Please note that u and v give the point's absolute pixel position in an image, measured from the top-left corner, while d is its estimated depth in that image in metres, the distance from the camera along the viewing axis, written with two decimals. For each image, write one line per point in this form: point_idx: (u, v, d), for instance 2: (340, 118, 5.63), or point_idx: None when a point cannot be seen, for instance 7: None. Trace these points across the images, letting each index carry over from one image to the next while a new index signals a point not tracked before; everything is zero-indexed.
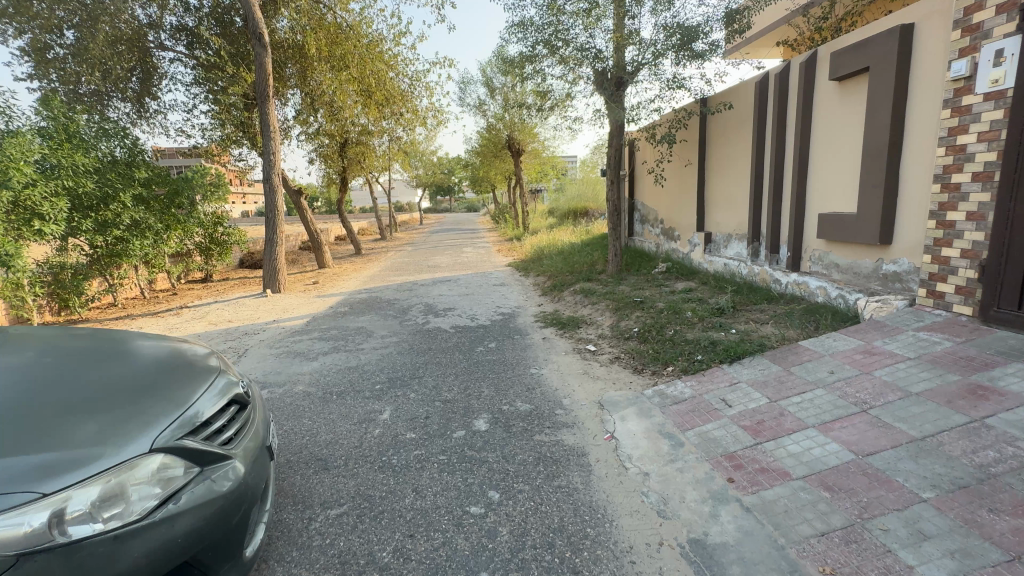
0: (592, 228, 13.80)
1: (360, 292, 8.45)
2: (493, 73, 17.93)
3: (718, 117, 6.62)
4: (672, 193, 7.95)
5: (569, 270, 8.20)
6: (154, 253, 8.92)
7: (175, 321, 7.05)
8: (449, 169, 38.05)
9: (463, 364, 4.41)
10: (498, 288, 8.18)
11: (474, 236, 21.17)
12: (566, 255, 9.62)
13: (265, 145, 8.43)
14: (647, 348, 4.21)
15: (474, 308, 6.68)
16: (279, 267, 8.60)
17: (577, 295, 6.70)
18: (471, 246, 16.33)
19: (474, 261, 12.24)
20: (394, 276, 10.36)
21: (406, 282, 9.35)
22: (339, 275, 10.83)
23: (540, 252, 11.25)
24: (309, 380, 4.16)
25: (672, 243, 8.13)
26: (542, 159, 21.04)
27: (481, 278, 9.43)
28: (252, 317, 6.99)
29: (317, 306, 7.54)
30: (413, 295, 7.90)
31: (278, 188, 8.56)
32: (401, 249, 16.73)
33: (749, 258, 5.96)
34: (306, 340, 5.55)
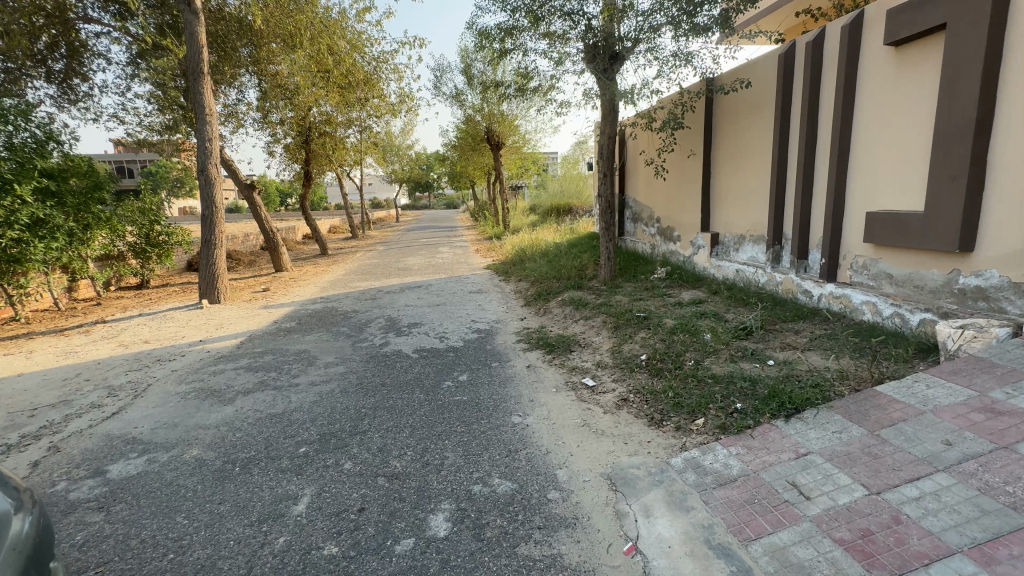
0: (578, 226, 12.85)
1: (315, 301, 7.32)
2: (471, 59, 16.78)
3: (728, 99, 5.71)
4: (672, 189, 7.03)
5: (556, 275, 7.21)
6: (68, 257, 7.60)
7: (78, 341, 5.78)
8: (427, 163, 36.66)
9: (422, 409, 3.36)
10: (474, 297, 7.13)
11: (452, 234, 20.06)
12: (552, 258, 8.62)
13: (199, 130, 7.18)
14: (663, 387, 3.24)
15: (445, 324, 5.62)
16: (219, 273, 7.37)
17: (567, 308, 5.70)
18: (448, 246, 15.22)
19: (451, 263, 11.17)
20: (359, 281, 9.23)
21: (371, 288, 8.23)
22: (296, 280, 9.62)
23: (521, 254, 10.23)
24: (211, 439, 3.05)
25: (671, 245, 7.22)
26: (524, 152, 20.02)
27: (455, 284, 8.35)
28: (177, 335, 5.80)
29: (259, 320, 6.36)
30: (376, 306, 6.80)
31: (217, 181, 7.32)
32: (371, 249, 15.52)
33: (769, 265, 5.07)
34: (233, 369, 4.42)
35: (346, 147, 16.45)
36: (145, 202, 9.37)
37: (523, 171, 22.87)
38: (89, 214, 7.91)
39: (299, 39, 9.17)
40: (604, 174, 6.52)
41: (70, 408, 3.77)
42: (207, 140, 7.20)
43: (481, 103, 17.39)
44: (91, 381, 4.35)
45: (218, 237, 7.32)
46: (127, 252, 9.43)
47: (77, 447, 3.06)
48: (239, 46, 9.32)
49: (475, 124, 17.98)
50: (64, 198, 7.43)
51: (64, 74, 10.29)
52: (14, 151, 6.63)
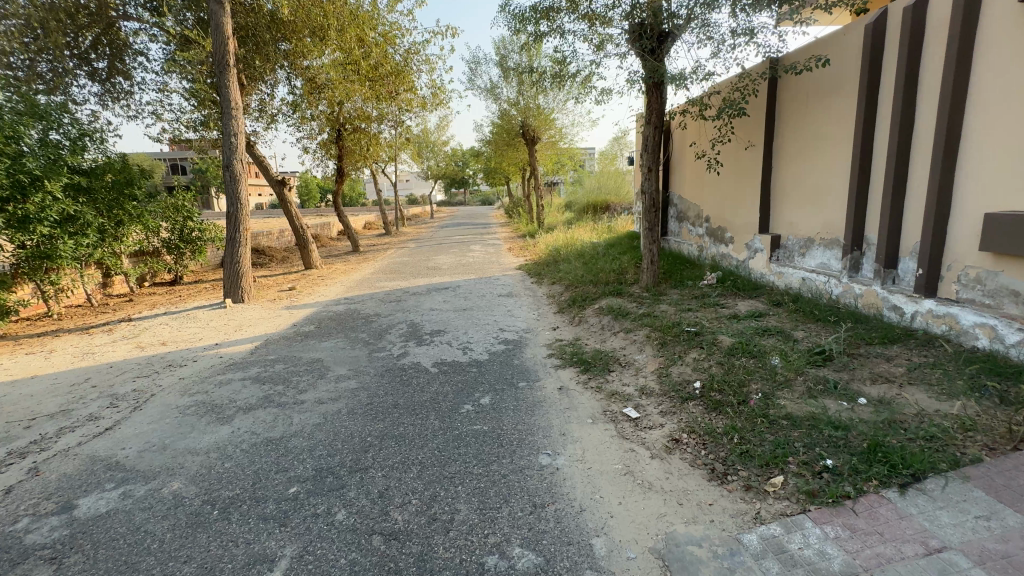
0: (615, 225, 12.18)
1: (337, 302, 7.03)
2: (507, 51, 16.31)
3: (795, 82, 4.98)
4: (724, 185, 6.32)
5: (591, 279, 6.62)
6: (100, 253, 7.62)
7: (99, 341, 5.67)
8: (461, 159, 36.50)
9: (435, 441, 2.90)
10: (503, 302, 6.63)
11: (485, 231, 19.70)
12: (588, 260, 8.03)
13: (225, 125, 7.01)
14: (724, 428, 2.65)
15: (469, 333, 5.15)
16: (243, 272, 7.19)
17: (604, 317, 5.13)
18: (480, 244, 14.82)
19: (481, 263, 10.72)
20: (385, 281, 8.92)
21: (396, 289, 7.88)
22: (324, 279, 9.43)
23: (555, 254, 9.68)
24: (197, 470, 2.69)
25: (722, 247, 6.51)
26: (559, 147, 19.41)
27: (484, 286, 7.90)
28: (194, 337, 5.59)
29: (279, 322, 6.10)
30: (399, 310, 6.41)
31: (242, 177, 7.14)
32: (402, 246, 15.30)
33: (844, 274, 4.35)
34: (239, 379, 4.10)
35: (379, 143, 16.30)
36: (178, 198, 9.38)
37: (558, 167, 22.23)
38: (121, 210, 7.92)
39: (329, 31, 8.96)
40: (648, 168, 5.86)
41: (67, 419, 3.52)
42: (234, 134, 7.04)
43: (516, 96, 16.90)
44: (97, 388, 4.12)
45: (243, 234, 7.17)
46: (161, 248, 9.49)
47: (57, 471, 2.76)
48: (272, 40, 9.20)
49: (509, 118, 17.50)
50: (94, 194, 7.44)
51: (107, 72, 10.43)
52: (47, 148, 6.67)
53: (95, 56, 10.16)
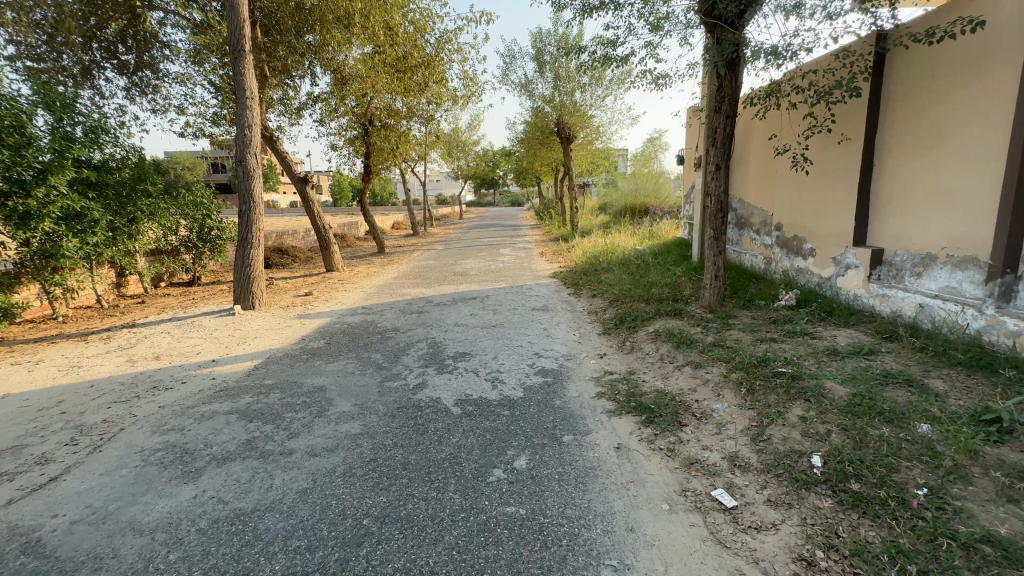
0: (657, 230, 11.19)
1: (354, 312, 6.36)
2: (544, 45, 15.54)
3: (916, 58, 3.98)
4: (803, 187, 5.34)
5: (641, 294, 5.72)
6: (111, 253, 7.21)
7: (91, 351, 5.13)
8: (492, 160, 35.84)
9: (453, 533, 2.10)
10: (538, 318, 5.80)
11: (515, 234, 18.93)
12: (634, 270, 7.12)
13: (238, 115, 6.45)
14: (885, 550, 1.77)
15: (499, 359, 4.35)
16: (254, 276, 6.60)
17: (664, 345, 4.24)
18: (511, 247, 14.04)
19: (512, 269, 9.93)
20: (409, 287, 8.23)
21: (419, 298, 7.17)
22: (344, 283, 8.82)
23: (593, 261, 8.79)
24: (131, 565, 1.97)
25: (800, 260, 5.52)
26: (596, 146, 18.47)
27: (516, 297, 7.09)
28: (192, 351, 4.98)
29: (287, 335, 5.46)
30: (421, 324, 5.67)
31: (256, 173, 6.56)
32: (429, 248, 14.68)
33: (987, 306, 3.38)
34: (226, 412, 3.42)
35: (409, 141, 15.76)
36: (197, 195, 8.96)
37: (594, 167, 21.25)
38: (133, 207, 7.50)
39: (356, 18, 8.36)
40: (717, 166, 4.88)
41: (14, 460, 2.90)
42: (250, 126, 6.48)
43: (552, 92, 16.09)
44: (65, 416, 3.51)
45: (256, 235, 6.60)
46: (179, 247, 9.10)
47: None
48: (300, 32, 8.76)
49: (544, 115, 16.70)
50: (105, 190, 7.01)
51: (134, 65, 10.14)
52: (56, 139, 6.24)
53: (123, 49, 9.88)
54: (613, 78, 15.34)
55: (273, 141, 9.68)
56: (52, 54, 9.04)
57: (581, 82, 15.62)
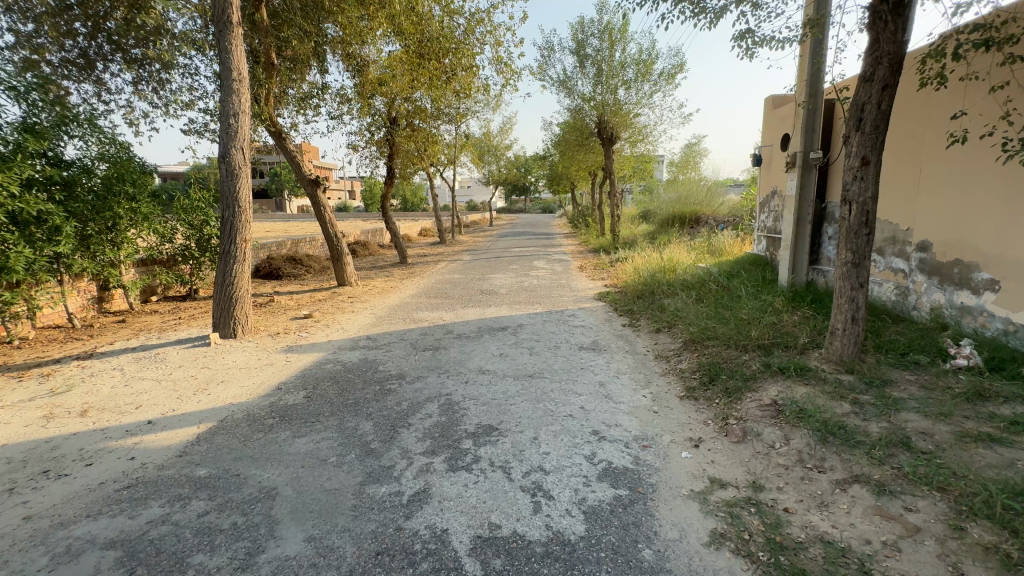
0: (717, 244, 9.55)
1: (353, 348, 5.07)
2: (586, 37, 14.19)
3: None
4: (978, 192, 3.77)
5: (733, 338, 4.19)
6: (84, 265, 6.18)
7: (13, 395, 3.97)
8: (525, 166, 34.60)
9: None
10: (589, 365, 4.34)
11: (548, 243, 17.57)
12: (709, 300, 5.56)
13: (223, 101, 5.31)
14: None
15: (540, 446, 2.91)
16: (238, 296, 5.41)
17: (798, 436, 2.73)
18: (545, 259, 12.63)
19: (548, 287, 8.52)
20: (426, 309, 6.93)
21: (436, 326, 5.83)
22: (352, 302, 7.61)
23: (648, 282, 7.27)
24: None
25: (967, 295, 3.89)
26: (639, 148, 16.88)
27: (555, 328, 5.67)
28: (132, 403, 3.77)
29: (261, 380, 4.22)
30: (435, 369, 4.31)
31: (242, 171, 5.40)
32: (455, 259, 13.43)
33: None
34: (108, 543, 2.13)
35: (437, 142, 14.63)
36: (195, 199, 7.97)
37: (634, 172, 19.64)
38: (112, 212, 6.47)
39: None
40: (863, 160, 3.35)
41: None
42: (238, 115, 5.33)
43: (593, 90, 14.66)
44: None
45: (241, 244, 5.41)
46: (174, 258, 8.10)
47: None
48: (318, 20, 7.88)
49: (583, 115, 15.31)
50: (75, 191, 6.01)
51: (143, 59, 9.30)
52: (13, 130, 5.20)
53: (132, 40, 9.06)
54: (662, 72, 13.82)
55: (282, 138, 8.59)
56: (52, 44, 8.21)
57: (626, 77, 14.19)
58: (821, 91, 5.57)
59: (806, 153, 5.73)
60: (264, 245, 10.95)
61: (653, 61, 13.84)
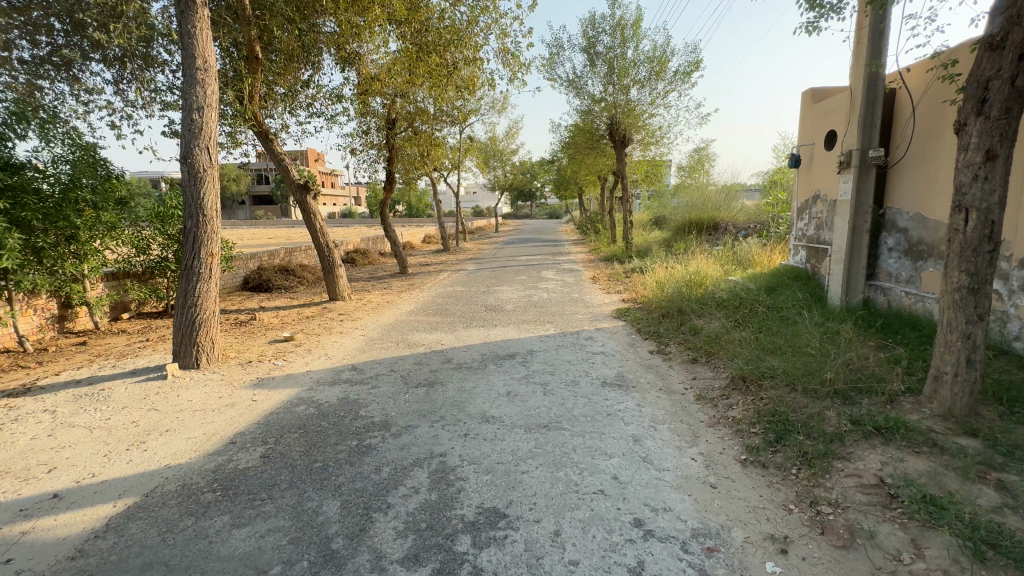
0: (744, 253, 8.70)
1: (334, 382, 4.30)
2: (597, 35, 13.49)
3: None
4: None
5: (797, 377, 3.37)
6: (34, 280, 5.45)
7: None
8: (531, 171, 33.90)
9: None
10: (616, 410, 3.52)
11: (555, 251, 16.79)
12: (752, 324, 4.73)
13: (185, 93, 4.57)
14: None
15: (564, 548, 2.09)
16: (202, 319, 4.65)
17: (936, 545, 1.92)
18: (554, 269, 11.85)
19: (559, 302, 7.73)
20: (422, 329, 6.16)
21: (434, 353, 5.05)
22: (342, 320, 6.85)
23: (672, 297, 6.46)
24: None
25: None
26: (651, 151, 16.11)
27: (571, 355, 4.88)
28: (46, 463, 3.00)
29: (215, 428, 3.44)
30: (428, 414, 3.53)
31: (208, 172, 4.65)
32: (457, 269, 12.66)
33: None
34: None
35: (440, 146, 13.93)
36: (171, 206, 7.26)
37: (644, 177, 18.85)
38: (68, 220, 5.74)
39: None
40: (987, 153, 2.53)
41: None
42: (202, 109, 4.58)
43: (604, 90, 13.92)
44: None
45: (207, 259, 4.66)
46: (149, 270, 7.39)
47: None
48: (306, 9, 7.19)
49: (593, 116, 14.57)
50: (22, 198, 5.28)
51: None
52: None
53: None
54: (677, 70, 13.06)
55: (268, 139, 7.88)
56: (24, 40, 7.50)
57: (638, 76, 13.46)
58: (881, 79, 4.78)
59: (863, 151, 4.93)
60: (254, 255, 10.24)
61: (668, 59, 13.10)
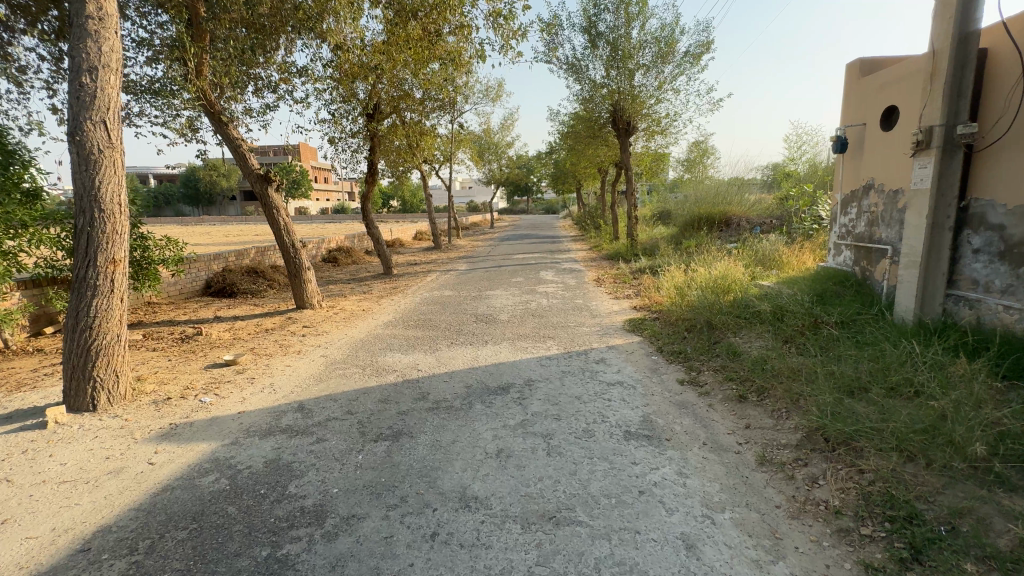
0: (771, 254, 7.65)
1: (268, 430, 3.25)
2: (598, 14, 12.41)
3: None
4: None
5: (915, 440, 2.34)
6: None
7: None
8: (527, 165, 32.80)
9: None
10: (651, 486, 2.48)
11: (554, 249, 15.76)
12: (812, 348, 3.71)
13: (72, 49, 3.45)
14: None
15: None
16: (99, 346, 3.56)
17: None
18: (553, 269, 10.81)
19: (561, 310, 6.69)
20: (398, 347, 5.13)
21: (407, 383, 4.01)
22: (304, 335, 5.78)
23: (696, 306, 5.43)
24: None
25: None
26: (656, 142, 15.08)
27: (581, 388, 3.85)
28: None
29: (74, 518, 2.38)
30: (384, 491, 2.48)
31: (103, 153, 3.54)
32: (447, 269, 11.59)
33: None
34: None
35: (430, 136, 12.83)
36: None
37: (648, 170, 17.82)
38: None
39: None
40: None
41: None
42: (95, 70, 3.48)
43: (607, 75, 12.85)
44: None
45: (105, 266, 3.57)
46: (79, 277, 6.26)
47: None
48: None
49: (595, 103, 13.51)
50: None
51: None
52: None
53: None
54: (686, 52, 12.00)
55: (223, 121, 6.77)
56: None
57: (643, 58, 12.41)
58: (976, 34, 3.76)
59: (948, 127, 3.92)
60: (218, 254, 9.14)
61: (676, 39, 12.04)
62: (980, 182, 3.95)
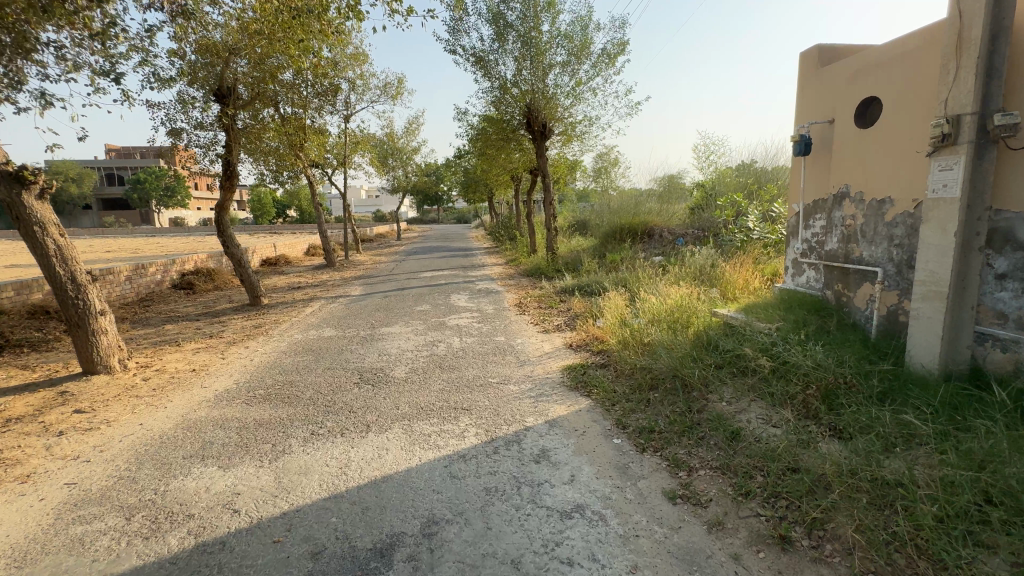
0: (714, 272, 6.72)
1: None
2: (506, 4, 11.14)
3: None
4: None
5: None
6: None
7: None
8: (435, 173, 30.86)
9: None
10: None
11: (467, 264, 14.12)
12: (856, 437, 2.48)
13: None
14: None
15: None
16: None
17: None
18: (466, 291, 9.18)
19: (478, 355, 5.09)
20: (219, 450, 3.17)
21: (197, 558, 2.14)
22: (62, 432, 3.54)
23: (654, 350, 4.12)
24: None
25: None
26: (571, 148, 14.15)
27: (519, 531, 2.27)
28: None
29: None
30: None
31: None
32: (337, 294, 9.46)
33: None
34: None
35: (313, 135, 10.63)
36: None
37: (563, 178, 16.95)
38: None
39: None
40: None
41: None
42: None
43: (518, 73, 11.62)
44: None
45: None
46: None
47: None
48: None
49: (506, 105, 12.22)
50: None
51: None
52: None
53: None
54: (602, 52, 11.13)
55: None
56: None
57: (557, 56, 11.32)
58: None
59: (980, 117, 3.00)
60: None
61: (590, 37, 11.12)
62: (1002, 185, 2.99)
